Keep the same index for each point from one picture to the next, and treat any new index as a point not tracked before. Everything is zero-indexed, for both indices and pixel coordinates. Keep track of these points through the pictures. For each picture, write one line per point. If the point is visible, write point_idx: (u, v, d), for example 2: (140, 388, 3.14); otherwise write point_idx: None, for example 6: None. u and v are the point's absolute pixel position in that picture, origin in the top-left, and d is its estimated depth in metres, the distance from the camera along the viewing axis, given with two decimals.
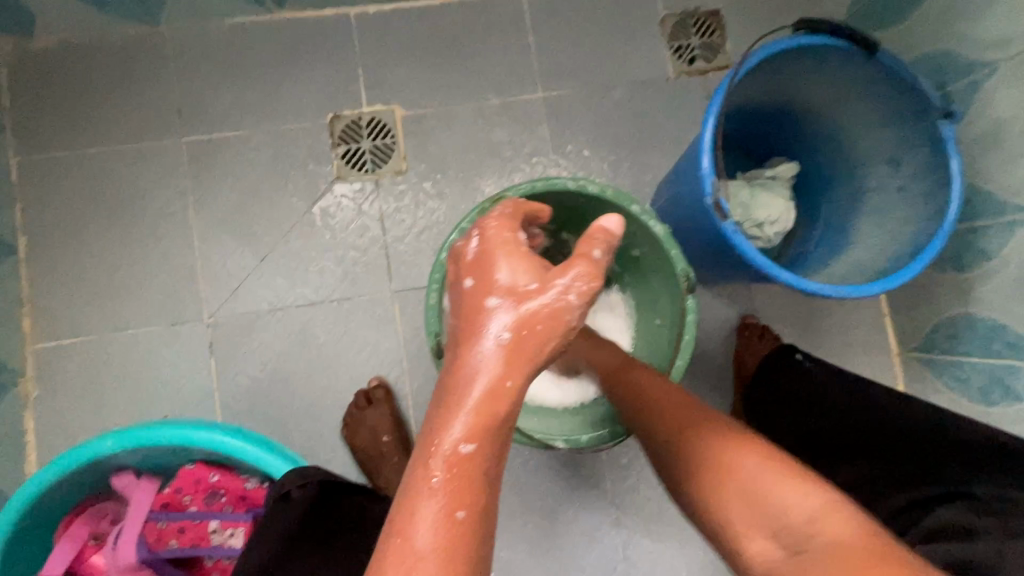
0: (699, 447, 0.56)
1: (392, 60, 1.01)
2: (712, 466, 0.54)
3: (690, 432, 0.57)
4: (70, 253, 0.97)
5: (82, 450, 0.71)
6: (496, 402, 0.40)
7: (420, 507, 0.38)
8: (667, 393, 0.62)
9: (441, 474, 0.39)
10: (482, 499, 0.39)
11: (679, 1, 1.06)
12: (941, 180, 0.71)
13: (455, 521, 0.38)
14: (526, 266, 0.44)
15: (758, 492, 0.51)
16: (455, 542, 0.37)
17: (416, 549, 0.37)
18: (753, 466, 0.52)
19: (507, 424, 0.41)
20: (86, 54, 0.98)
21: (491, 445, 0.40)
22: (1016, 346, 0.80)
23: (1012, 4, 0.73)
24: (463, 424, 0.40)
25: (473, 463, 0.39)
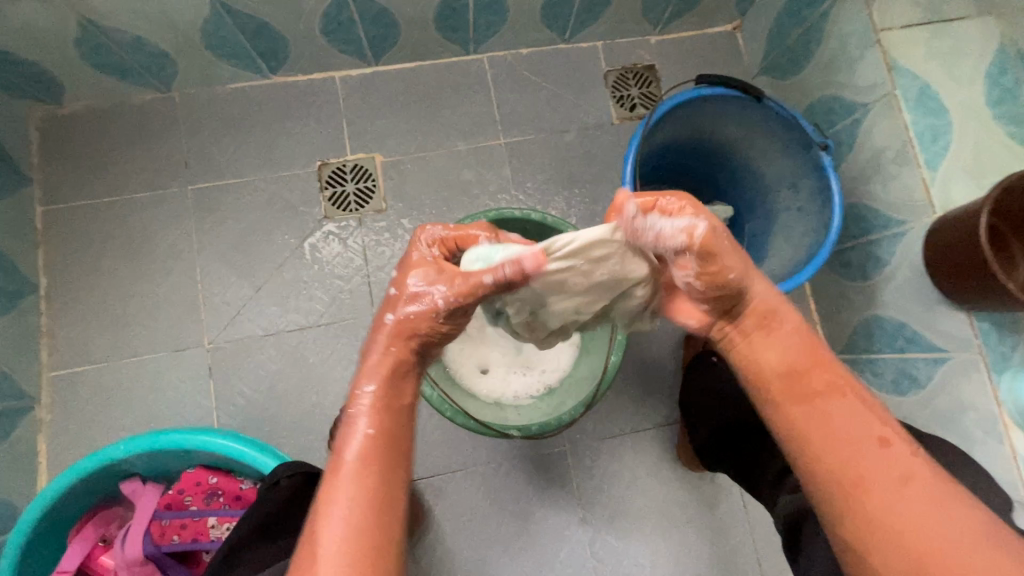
0: (887, 471, 0.51)
1: (373, 115, 1.17)
2: (886, 488, 0.51)
3: (871, 454, 0.52)
4: (86, 290, 1.08)
5: (95, 456, 0.80)
6: (394, 360, 0.59)
7: (348, 437, 0.55)
8: (857, 405, 0.56)
9: (358, 410, 0.56)
10: (389, 422, 0.56)
11: (620, 58, 1.23)
12: (826, 200, 0.86)
13: (367, 436, 0.55)
14: (423, 274, 0.60)
15: (928, 522, 0.49)
16: (368, 453, 0.54)
17: (344, 459, 0.54)
18: (934, 500, 0.49)
19: (400, 376, 0.59)
20: (106, 118, 1.13)
21: (391, 389, 0.58)
22: (914, 339, 0.92)
23: (874, 58, 0.90)
24: (369, 374, 0.58)
25: (376, 399, 0.57)
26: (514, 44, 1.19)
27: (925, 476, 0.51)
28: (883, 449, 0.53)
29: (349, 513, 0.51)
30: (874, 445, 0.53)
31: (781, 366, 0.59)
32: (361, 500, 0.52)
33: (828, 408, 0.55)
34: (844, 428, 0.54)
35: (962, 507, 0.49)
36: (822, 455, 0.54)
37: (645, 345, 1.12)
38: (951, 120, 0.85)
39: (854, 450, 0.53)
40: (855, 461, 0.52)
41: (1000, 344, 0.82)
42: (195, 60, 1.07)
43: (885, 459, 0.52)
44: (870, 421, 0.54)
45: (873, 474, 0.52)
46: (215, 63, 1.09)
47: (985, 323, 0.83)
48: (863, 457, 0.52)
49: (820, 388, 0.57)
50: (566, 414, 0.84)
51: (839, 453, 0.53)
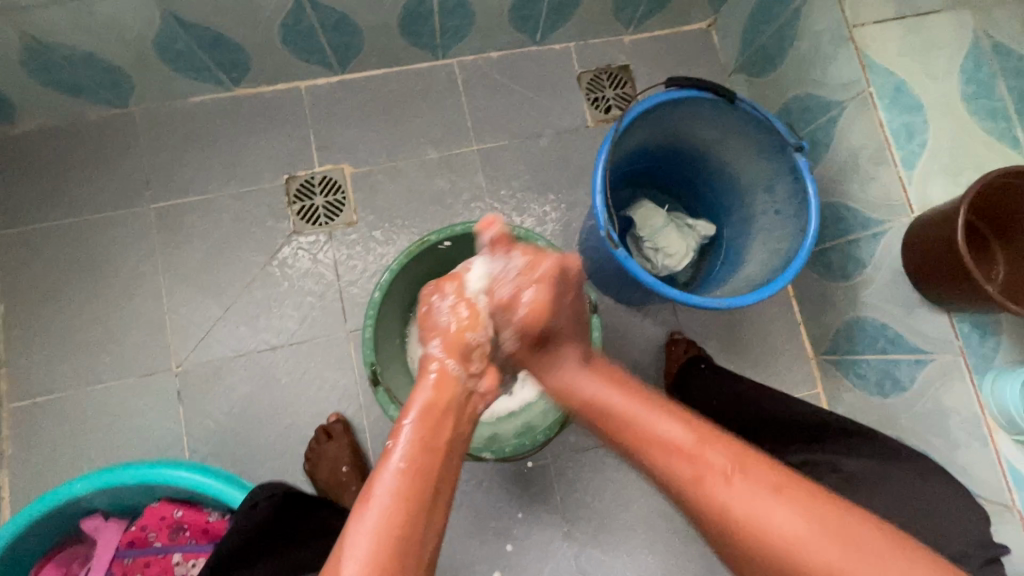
0: (716, 497, 0.50)
1: (341, 125, 1.14)
2: (734, 506, 0.49)
3: (715, 474, 0.51)
4: (46, 316, 1.05)
5: (51, 495, 0.77)
6: (445, 394, 0.59)
7: (382, 468, 0.52)
8: (673, 423, 0.55)
9: (396, 441, 0.54)
10: (428, 459, 0.53)
11: (593, 60, 1.21)
12: (802, 203, 0.84)
13: (399, 470, 0.52)
14: (454, 292, 0.64)
15: (782, 533, 0.48)
16: (402, 486, 0.51)
17: (373, 496, 0.50)
18: (776, 506, 0.49)
19: (444, 411, 0.58)
20: (62, 136, 1.09)
21: (431, 425, 0.56)
22: (895, 341, 0.90)
23: (847, 56, 0.88)
24: (414, 409, 0.57)
25: (418, 435, 0.55)
26: (484, 48, 1.16)
27: (750, 477, 0.50)
28: (723, 471, 0.51)
29: (374, 539, 0.47)
30: (693, 473, 0.52)
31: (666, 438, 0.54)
32: (389, 533, 0.48)
33: (648, 435, 0.55)
34: (676, 449, 0.53)
35: (794, 497, 0.49)
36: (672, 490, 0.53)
37: (626, 352, 1.09)
38: (926, 116, 0.83)
39: (697, 482, 0.51)
40: (716, 486, 0.51)
41: (981, 345, 0.81)
42: (152, 75, 1.03)
43: (731, 486, 0.50)
44: (697, 436, 0.54)
45: (714, 489, 0.51)
46: (173, 77, 1.05)
47: (966, 324, 0.81)
48: (709, 487, 0.51)
49: (636, 413, 0.57)
50: (541, 433, 0.85)
51: (687, 481, 0.52)
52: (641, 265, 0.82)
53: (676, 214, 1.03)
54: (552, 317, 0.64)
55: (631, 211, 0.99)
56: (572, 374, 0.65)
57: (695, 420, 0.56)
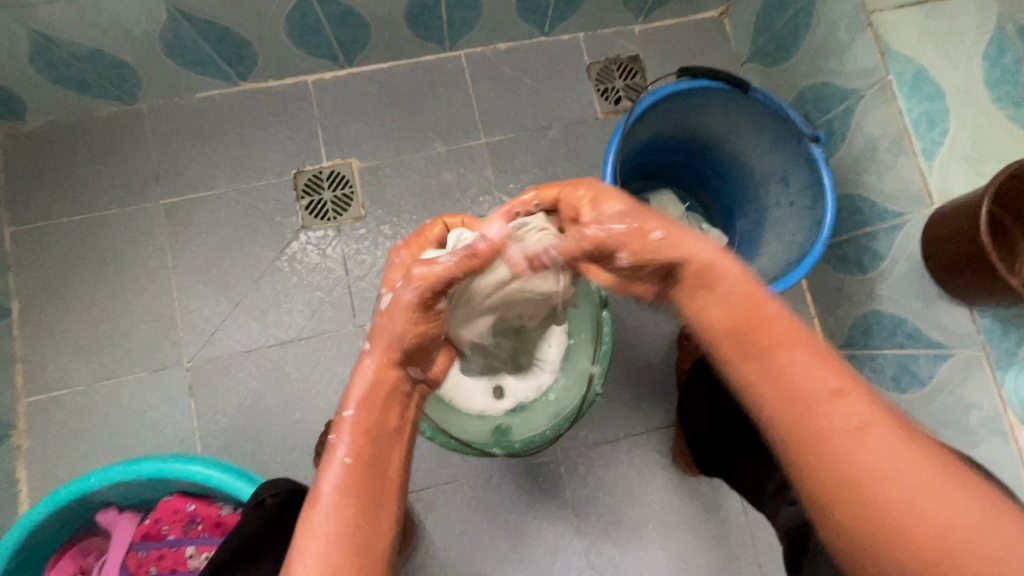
0: (842, 419, 0.44)
1: (348, 119, 1.13)
2: (868, 452, 0.43)
3: (856, 419, 0.44)
4: (59, 311, 1.05)
5: (65, 488, 0.78)
6: (388, 380, 0.54)
7: (327, 463, 0.50)
8: (817, 359, 0.47)
9: (338, 435, 0.51)
10: (372, 455, 0.51)
11: (602, 50, 1.19)
12: (818, 195, 0.83)
13: (344, 465, 0.50)
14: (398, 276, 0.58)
15: (886, 473, 0.42)
16: (349, 481, 0.49)
17: (320, 494, 0.49)
18: (903, 459, 0.42)
19: (384, 394, 0.54)
20: (73, 133, 1.10)
21: (375, 412, 0.53)
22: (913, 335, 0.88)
23: (864, 42, 0.85)
24: (353, 397, 0.53)
25: (360, 420, 0.52)
26: (491, 39, 1.15)
27: (890, 426, 0.44)
28: (859, 419, 0.44)
29: (327, 542, 0.47)
30: (837, 390, 0.45)
31: (814, 355, 0.47)
32: (342, 533, 0.48)
33: (793, 374, 0.46)
34: (830, 388, 0.45)
35: (926, 456, 0.43)
36: (788, 407, 0.46)
37: (636, 346, 1.08)
38: (947, 103, 0.81)
39: (831, 429, 0.44)
40: (857, 418, 0.44)
41: (1004, 339, 0.79)
42: (159, 70, 1.03)
43: (867, 433, 0.43)
44: (831, 372, 0.46)
45: (833, 426, 0.44)
46: (180, 72, 1.05)
47: (989, 319, 0.80)
48: (834, 408, 0.45)
49: (773, 318, 0.49)
50: (548, 431, 0.85)
51: (821, 402, 0.45)
52: None
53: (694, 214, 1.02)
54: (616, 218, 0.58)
55: (651, 199, 1.00)
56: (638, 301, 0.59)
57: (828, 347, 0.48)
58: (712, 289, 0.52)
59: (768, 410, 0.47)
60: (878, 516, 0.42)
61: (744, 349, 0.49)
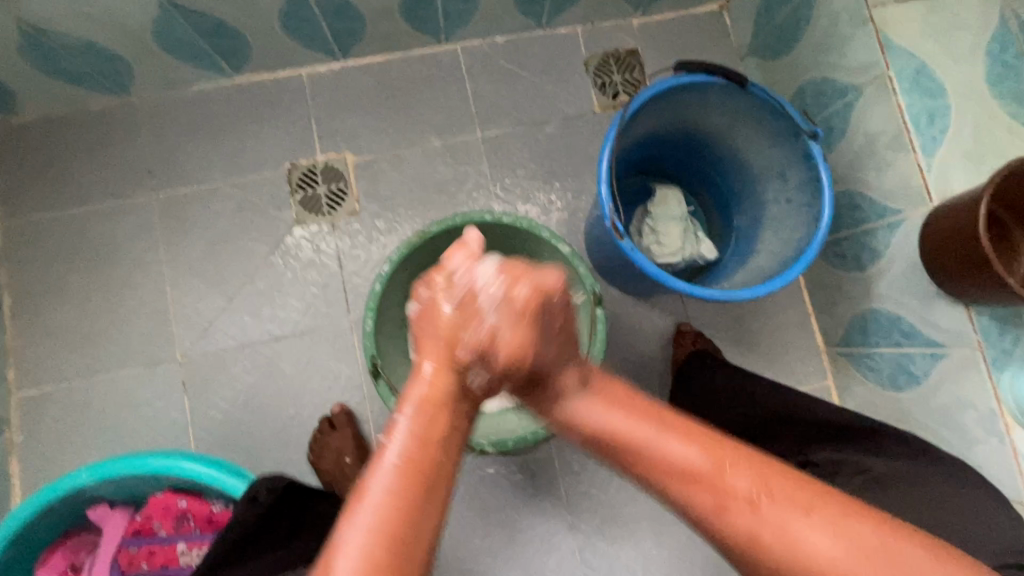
0: (743, 527, 0.45)
1: (342, 113, 1.12)
2: (763, 531, 0.44)
3: (736, 500, 0.45)
4: (51, 306, 1.05)
5: (56, 485, 0.77)
6: (444, 385, 0.50)
7: (376, 462, 0.46)
8: (674, 437, 0.48)
9: (391, 436, 0.48)
10: (425, 459, 0.47)
11: (601, 44, 1.17)
12: (816, 192, 0.82)
13: (396, 467, 0.45)
14: (439, 277, 0.52)
15: (812, 554, 0.43)
16: (397, 485, 0.44)
17: (366, 497, 0.44)
18: (840, 548, 0.42)
19: (444, 403, 0.50)
20: (65, 125, 1.09)
21: (432, 419, 0.49)
22: (910, 334, 0.88)
23: (865, 37, 0.84)
24: (413, 398, 0.50)
25: (420, 420, 0.49)
26: (488, 32, 1.13)
27: (775, 505, 0.44)
28: (718, 499, 0.45)
29: (371, 537, 0.42)
30: (717, 499, 0.45)
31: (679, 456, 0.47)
32: (388, 529, 0.43)
33: (658, 460, 0.47)
34: (692, 478, 0.46)
35: (868, 529, 0.43)
36: (697, 495, 0.46)
37: (632, 343, 1.07)
38: (948, 100, 0.79)
39: (719, 510, 0.45)
40: (738, 517, 0.45)
41: (1001, 339, 0.77)
42: (151, 63, 1.02)
43: (758, 512, 0.44)
44: (711, 457, 0.47)
45: (746, 527, 0.44)
46: (174, 65, 1.04)
47: (985, 318, 0.78)
48: (676, 489, 0.47)
49: (643, 435, 0.49)
50: (542, 428, 0.83)
51: (707, 507, 0.46)
52: (648, 256, 0.80)
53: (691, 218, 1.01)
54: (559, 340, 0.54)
55: (648, 203, 1.00)
56: (569, 400, 0.53)
57: (712, 439, 0.48)
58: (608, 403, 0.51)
59: (688, 510, 0.47)
60: None
61: (646, 473, 0.48)
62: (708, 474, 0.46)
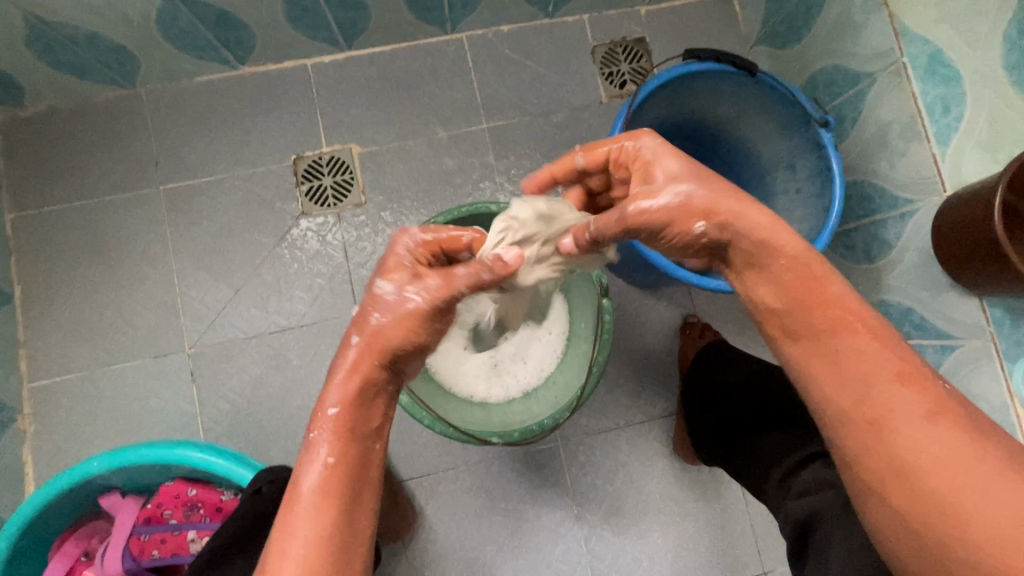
0: (894, 409, 0.47)
1: (347, 103, 1.11)
2: (928, 427, 0.46)
3: (896, 394, 0.48)
4: (61, 297, 1.06)
5: (67, 474, 0.78)
6: (370, 377, 0.54)
7: (309, 462, 0.51)
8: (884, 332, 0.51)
9: (319, 432, 0.52)
10: (353, 449, 0.52)
11: (608, 33, 1.16)
12: (826, 182, 0.81)
13: (328, 465, 0.51)
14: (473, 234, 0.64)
15: (942, 458, 0.45)
16: (330, 482, 0.50)
17: (303, 491, 0.50)
18: (982, 472, 0.44)
19: (369, 391, 0.54)
20: (72, 117, 1.09)
21: (359, 410, 0.53)
22: (921, 326, 0.86)
23: (879, 23, 0.83)
24: (334, 394, 0.53)
25: (344, 416, 0.53)
26: (493, 21, 1.12)
27: (942, 419, 0.46)
28: (898, 371, 0.49)
29: (308, 539, 0.48)
30: (903, 371, 0.49)
31: (866, 321, 0.51)
32: (324, 530, 0.48)
33: (846, 317, 0.51)
34: (884, 348, 0.50)
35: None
36: (887, 354, 0.49)
37: (639, 334, 1.07)
38: (963, 88, 0.77)
39: (901, 377, 0.48)
40: (914, 395, 0.48)
41: (1014, 331, 0.77)
42: (156, 54, 1.02)
43: (919, 414, 0.47)
44: (887, 352, 0.49)
45: (898, 411, 0.47)
46: (178, 56, 1.04)
47: (999, 310, 0.77)
48: (842, 358, 0.50)
49: (833, 289, 0.52)
50: (548, 419, 0.83)
51: (890, 373, 0.49)
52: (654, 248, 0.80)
53: None
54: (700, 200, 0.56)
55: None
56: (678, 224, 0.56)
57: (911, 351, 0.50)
58: (767, 269, 0.55)
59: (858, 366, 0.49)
60: (935, 477, 0.45)
61: (805, 337, 0.52)
62: (904, 360, 0.49)
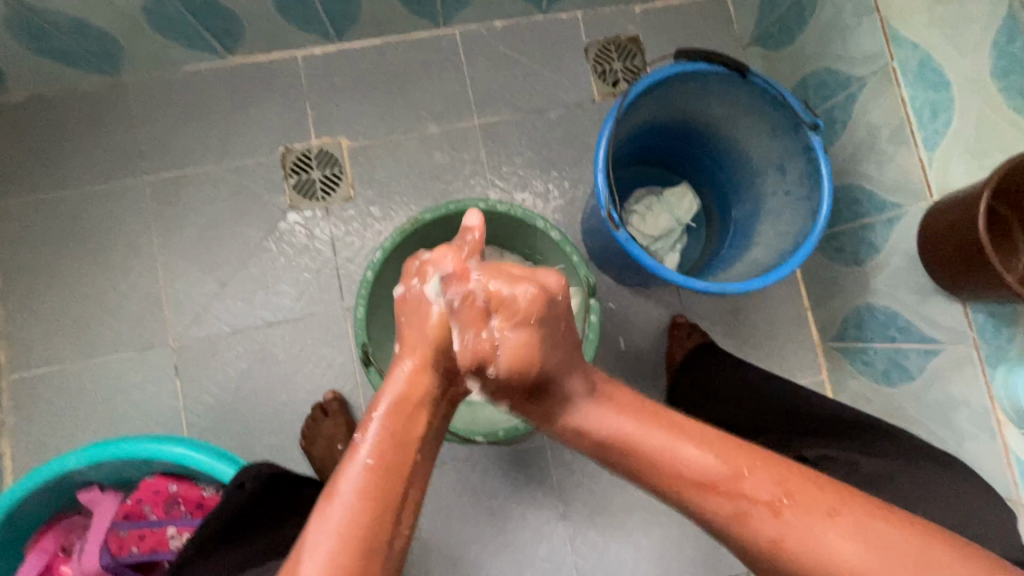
0: (766, 531, 0.47)
1: (337, 96, 1.10)
2: (788, 538, 0.46)
3: (760, 510, 0.47)
4: (43, 288, 1.04)
5: (45, 468, 0.77)
6: (422, 386, 0.52)
7: (349, 461, 0.48)
8: (702, 447, 0.49)
9: (364, 434, 0.49)
10: (395, 457, 0.49)
11: (602, 30, 1.15)
12: (815, 185, 0.81)
13: (367, 468, 0.48)
14: (438, 260, 0.52)
15: (847, 565, 0.45)
16: (369, 481, 0.47)
17: (339, 493, 0.47)
18: (851, 540, 0.45)
19: (421, 404, 0.51)
20: (54, 104, 1.07)
21: (404, 421, 0.50)
22: (906, 330, 0.87)
23: (869, 27, 0.83)
24: (385, 400, 0.51)
25: (391, 424, 0.50)
26: (487, 15, 1.11)
27: (795, 506, 0.47)
28: (759, 506, 0.47)
29: (337, 537, 0.45)
30: (736, 510, 0.47)
31: (698, 469, 0.48)
32: (354, 531, 0.45)
33: (674, 468, 0.48)
34: (711, 485, 0.48)
35: (891, 531, 0.46)
36: (723, 488, 0.48)
37: (627, 334, 1.07)
38: (952, 93, 0.77)
39: (741, 515, 0.47)
40: (764, 521, 0.47)
41: (996, 336, 0.76)
42: (143, 42, 1.00)
43: (781, 521, 0.46)
44: (732, 463, 0.48)
45: (764, 516, 0.47)
46: (165, 45, 1.02)
47: (982, 314, 0.77)
48: (705, 498, 0.48)
49: (654, 442, 0.49)
50: (532, 418, 0.83)
51: (726, 513, 0.48)
52: (643, 249, 0.79)
53: (688, 219, 0.98)
54: (540, 365, 0.49)
55: (665, 188, 1.02)
56: (569, 410, 0.52)
57: (738, 448, 0.50)
58: (603, 406, 0.52)
59: (726, 525, 0.48)
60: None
61: (694, 506, 0.49)
62: (734, 473, 0.48)
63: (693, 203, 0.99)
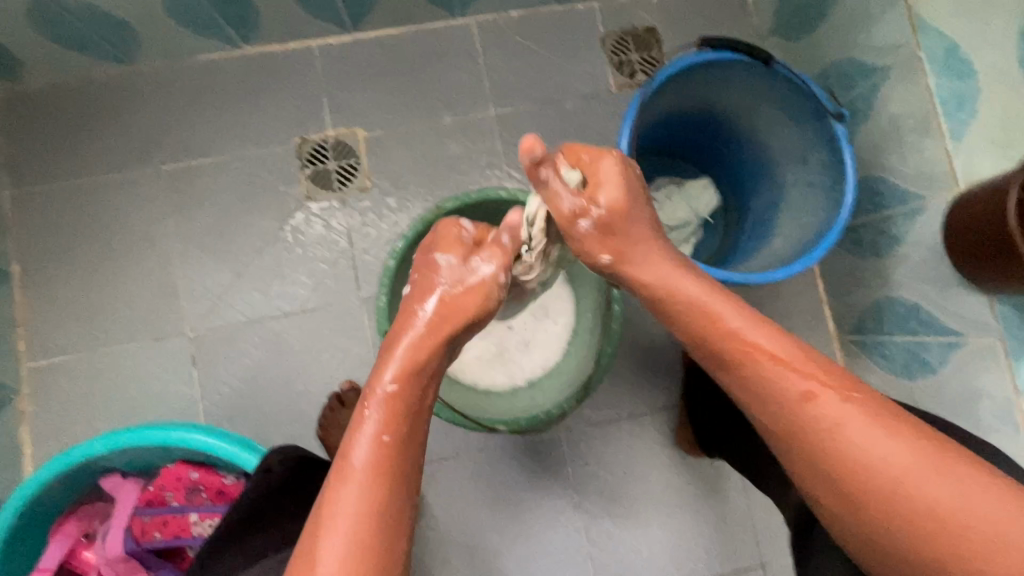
0: (826, 414, 0.51)
1: (352, 87, 1.10)
2: (846, 422, 0.50)
3: (828, 394, 0.51)
4: (60, 278, 1.04)
5: (68, 454, 0.78)
6: (432, 357, 0.57)
7: (360, 436, 0.52)
8: (783, 341, 0.55)
9: (374, 410, 0.53)
10: (405, 431, 0.53)
11: (618, 21, 1.14)
12: (838, 175, 0.80)
13: (381, 443, 0.52)
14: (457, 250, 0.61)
15: (898, 469, 0.48)
16: (381, 457, 0.51)
17: (353, 467, 0.50)
18: (912, 453, 0.48)
19: (427, 371, 0.57)
20: (70, 93, 1.07)
21: (414, 390, 0.56)
22: (927, 323, 0.87)
23: (894, 16, 0.83)
24: (393, 371, 0.55)
25: (399, 397, 0.55)
26: (503, 5, 1.11)
27: (867, 411, 0.50)
28: (827, 391, 0.52)
29: (355, 515, 0.48)
30: (807, 391, 0.52)
31: (777, 355, 0.54)
32: (370, 506, 0.49)
33: (751, 348, 0.55)
34: (783, 367, 0.53)
35: (949, 465, 0.47)
36: (796, 366, 0.53)
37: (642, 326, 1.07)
38: (979, 83, 0.77)
39: (808, 395, 0.52)
40: (825, 410, 0.51)
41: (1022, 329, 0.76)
42: (160, 31, 1.00)
43: (848, 407, 0.51)
44: (812, 364, 0.53)
45: (829, 398, 0.51)
46: (182, 34, 1.02)
47: (1008, 307, 0.76)
48: (780, 376, 0.53)
49: (739, 327, 0.56)
50: (555, 407, 0.83)
51: (793, 391, 0.53)
52: None
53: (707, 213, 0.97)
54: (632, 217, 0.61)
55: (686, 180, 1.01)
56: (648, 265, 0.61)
57: (834, 365, 0.53)
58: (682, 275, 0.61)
59: (782, 403, 0.53)
60: (877, 474, 0.48)
61: (757, 377, 0.54)
62: (807, 375, 0.53)
63: (712, 197, 0.98)
